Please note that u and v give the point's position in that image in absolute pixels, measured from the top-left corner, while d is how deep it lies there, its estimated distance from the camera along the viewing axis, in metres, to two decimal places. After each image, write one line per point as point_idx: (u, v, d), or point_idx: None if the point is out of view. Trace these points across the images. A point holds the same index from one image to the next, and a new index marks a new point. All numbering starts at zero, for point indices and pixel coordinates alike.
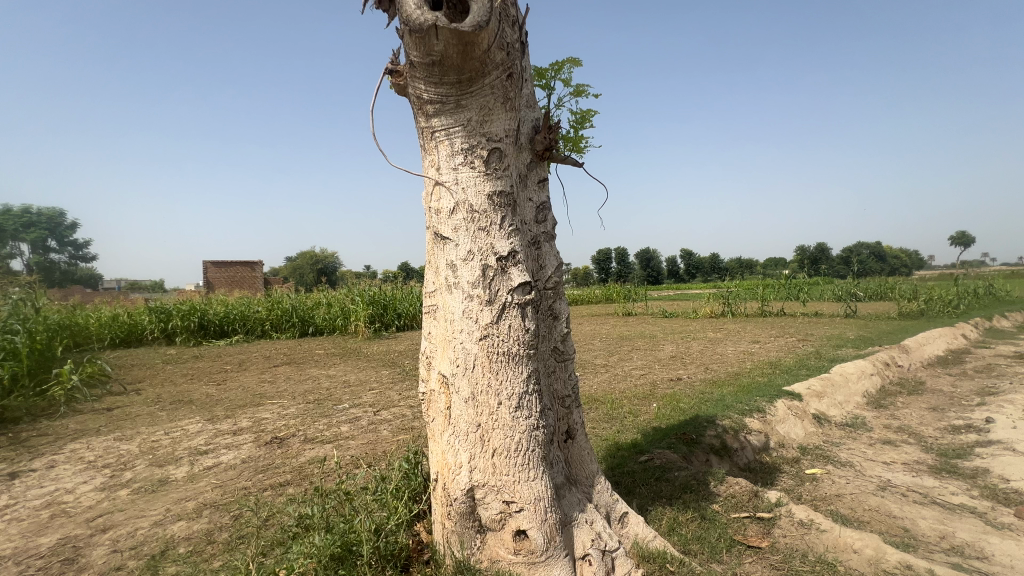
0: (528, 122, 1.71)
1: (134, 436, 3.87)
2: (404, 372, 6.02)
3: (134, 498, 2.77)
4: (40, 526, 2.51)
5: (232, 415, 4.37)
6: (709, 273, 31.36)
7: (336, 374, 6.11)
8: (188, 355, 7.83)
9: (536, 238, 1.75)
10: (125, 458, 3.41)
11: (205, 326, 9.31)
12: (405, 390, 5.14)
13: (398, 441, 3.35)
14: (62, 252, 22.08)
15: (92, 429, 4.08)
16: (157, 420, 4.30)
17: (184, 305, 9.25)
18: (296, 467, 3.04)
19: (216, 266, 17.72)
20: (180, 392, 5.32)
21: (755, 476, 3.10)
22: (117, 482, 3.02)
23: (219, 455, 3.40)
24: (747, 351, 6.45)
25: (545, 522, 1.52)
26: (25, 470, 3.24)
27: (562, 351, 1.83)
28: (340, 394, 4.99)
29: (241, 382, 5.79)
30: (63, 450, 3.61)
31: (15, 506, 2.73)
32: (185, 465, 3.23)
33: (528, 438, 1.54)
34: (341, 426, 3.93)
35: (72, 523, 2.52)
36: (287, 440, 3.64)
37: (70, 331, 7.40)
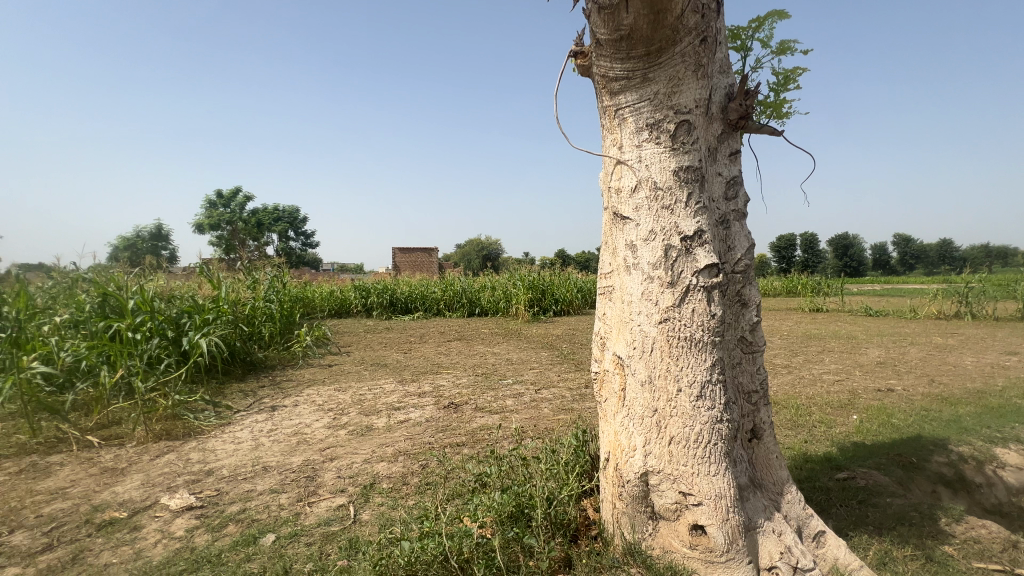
0: (721, 90, 1.57)
1: (348, 389, 4.77)
2: (562, 355, 6.20)
3: (350, 438, 3.43)
4: (291, 447, 3.28)
5: (417, 380, 5.06)
6: (936, 265, 25.01)
7: (501, 351, 6.60)
8: (382, 326, 9.30)
9: (724, 216, 1.61)
10: (343, 405, 4.23)
11: (394, 302, 10.91)
12: (564, 372, 5.28)
13: (559, 420, 3.47)
14: (298, 240, 28.21)
15: (320, 380, 5.15)
16: (363, 377, 5.22)
17: (379, 284, 10.97)
18: (470, 431, 3.39)
19: (403, 251, 20.63)
20: (377, 357, 6.36)
21: (1010, 523, 2.40)
22: (339, 423, 3.76)
23: (408, 412, 3.98)
24: (998, 364, 5.00)
25: (727, 522, 1.43)
26: (281, 404, 4.26)
27: (750, 341, 1.66)
28: (504, 371, 5.37)
29: (423, 353, 6.66)
30: (301, 393, 4.63)
31: (276, 431, 3.62)
32: (384, 417, 3.86)
33: (710, 430, 1.45)
34: (507, 399, 4.24)
35: (311, 449, 3.23)
36: (461, 406, 4.07)
37: (303, 301, 9.41)
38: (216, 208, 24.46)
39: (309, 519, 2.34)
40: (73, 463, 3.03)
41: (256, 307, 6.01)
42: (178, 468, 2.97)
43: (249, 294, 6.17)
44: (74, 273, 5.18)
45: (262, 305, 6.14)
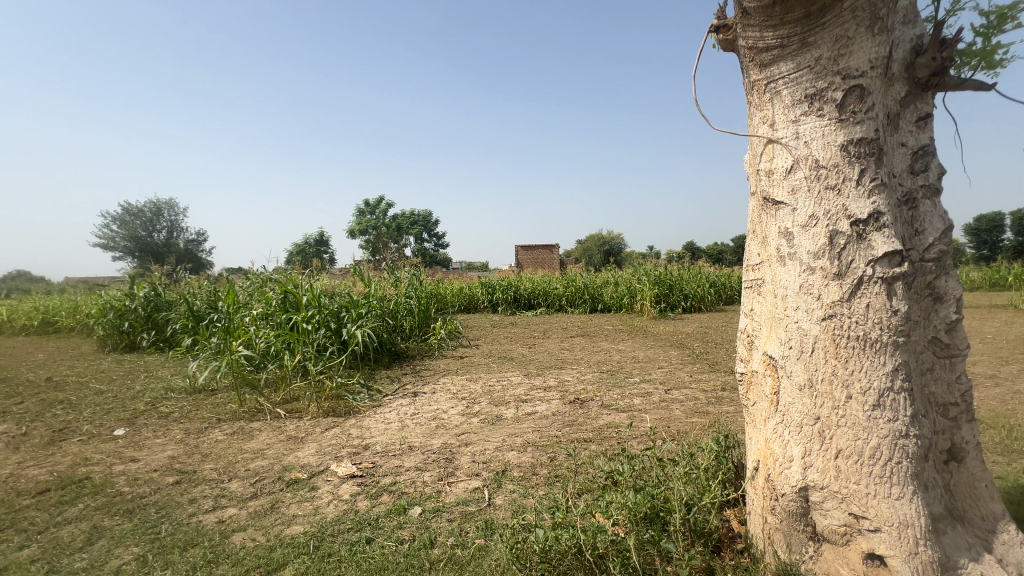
0: (906, 44, 1.34)
1: (479, 379, 5.08)
2: (694, 355, 5.81)
3: (483, 426, 3.64)
4: (431, 430, 3.60)
5: (543, 374, 5.17)
6: None
7: (626, 349, 6.42)
8: (507, 321, 9.70)
9: (910, 194, 1.36)
10: (474, 395, 4.51)
11: (518, 298, 11.29)
12: (697, 372, 4.94)
13: (693, 423, 3.26)
14: (431, 242, 30.72)
15: (453, 370, 5.56)
16: (492, 370, 5.50)
17: (504, 281, 11.44)
18: (597, 428, 3.36)
19: (525, 248, 21.24)
20: (504, 350, 6.65)
21: None
22: (472, 411, 4.02)
23: (535, 405, 4.09)
24: None
25: (915, 556, 1.21)
26: (421, 391, 4.70)
27: (946, 344, 1.38)
28: (631, 369, 5.22)
29: (547, 347, 6.78)
30: (438, 382, 5.04)
31: (418, 415, 4.00)
32: (513, 408, 4.03)
33: (892, 446, 1.24)
34: (634, 398, 4.11)
35: (448, 434, 3.51)
36: (587, 402, 4.05)
37: (437, 297, 10.24)
38: (365, 215, 27.84)
39: (449, 497, 2.54)
40: (268, 430, 3.71)
41: (399, 303, 6.69)
42: (343, 440, 3.45)
43: (393, 291, 6.90)
44: (265, 275, 6.32)
45: (403, 301, 6.82)
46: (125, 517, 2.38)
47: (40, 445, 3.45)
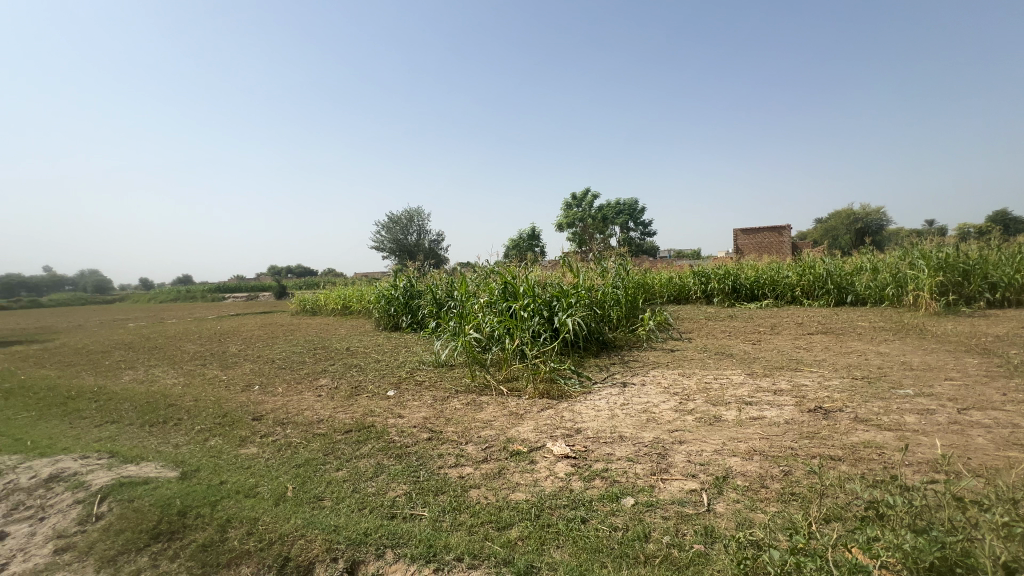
0: None
1: (693, 375, 4.74)
2: (1010, 366, 4.23)
3: (698, 425, 3.39)
4: (642, 423, 3.53)
5: (771, 375, 4.51)
6: None
7: (892, 352, 5.10)
8: (724, 314, 8.80)
9: None
10: (688, 391, 4.23)
11: (738, 289, 10.13)
12: (1014, 389, 3.59)
13: (1009, 459, 2.38)
14: (638, 231, 30.08)
15: (664, 363, 5.33)
16: (708, 366, 5.06)
17: (720, 270, 10.41)
18: (849, 446, 2.76)
19: (747, 233, 18.92)
20: (722, 346, 6.05)
21: None
22: (685, 408, 3.78)
23: (762, 409, 3.60)
24: None
25: None
26: (631, 382, 4.65)
27: None
28: (899, 377, 4.12)
29: (776, 345, 5.90)
30: (647, 374, 4.91)
31: (628, 405, 3.97)
32: (734, 410, 3.63)
33: None
34: (906, 414, 3.23)
35: (660, 429, 3.38)
36: (833, 414, 3.37)
37: (645, 287, 9.94)
38: (573, 208, 29.05)
39: (664, 494, 2.44)
40: (494, 404, 4.21)
41: (607, 293, 6.72)
42: (557, 421, 3.68)
43: (601, 281, 6.95)
44: (489, 267, 7.17)
45: (611, 291, 6.80)
46: (397, 460, 3.04)
47: (345, 397, 4.67)
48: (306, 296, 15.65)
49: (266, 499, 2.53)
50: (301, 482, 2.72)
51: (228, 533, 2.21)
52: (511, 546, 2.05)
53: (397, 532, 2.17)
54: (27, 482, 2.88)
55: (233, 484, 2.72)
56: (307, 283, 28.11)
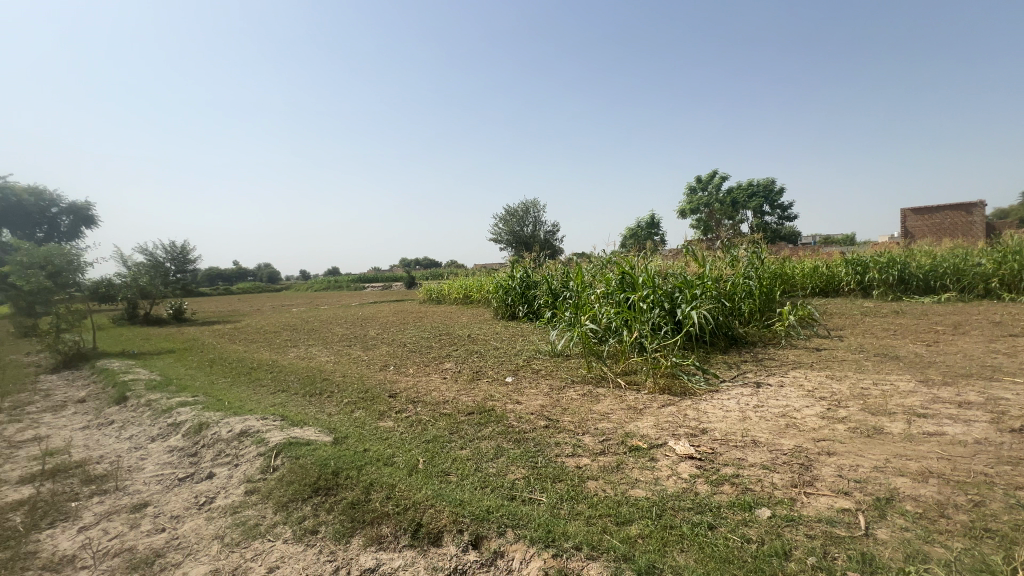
0: None
1: (844, 379, 4.12)
2: None
3: (853, 436, 2.93)
4: (780, 429, 3.16)
5: (954, 384, 3.72)
6: None
7: None
8: (886, 309, 7.49)
9: None
10: (839, 396, 3.68)
11: (907, 279, 8.53)
12: None
13: None
14: (775, 215, 26.98)
15: (807, 363, 4.71)
16: (865, 369, 4.36)
17: (883, 257, 8.86)
18: None
19: (919, 213, 15.85)
20: (883, 346, 5.15)
21: None
22: (835, 415, 3.30)
23: (941, 424, 2.99)
24: None
25: None
26: (765, 383, 4.20)
27: None
28: None
29: (961, 348, 4.84)
30: (786, 374, 4.39)
31: (762, 408, 3.59)
32: (901, 422, 3.07)
33: None
34: None
35: (803, 436, 3.00)
36: None
37: (783, 278, 8.87)
38: (698, 193, 27.10)
39: (808, 510, 2.17)
40: (611, 397, 4.13)
41: (737, 284, 6.13)
42: (680, 419, 3.48)
43: (730, 271, 6.37)
44: (606, 257, 7.01)
45: (743, 281, 6.19)
46: (516, 444, 3.14)
47: (467, 381, 4.97)
48: (432, 286, 16.93)
49: (401, 469, 2.80)
50: (430, 457, 2.96)
51: (372, 494, 2.50)
52: (631, 543, 1.99)
53: (517, 513, 2.24)
54: (226, 434, 3.58)
55: (374, 452, 3.07)
56: (433, 274, 30.33)
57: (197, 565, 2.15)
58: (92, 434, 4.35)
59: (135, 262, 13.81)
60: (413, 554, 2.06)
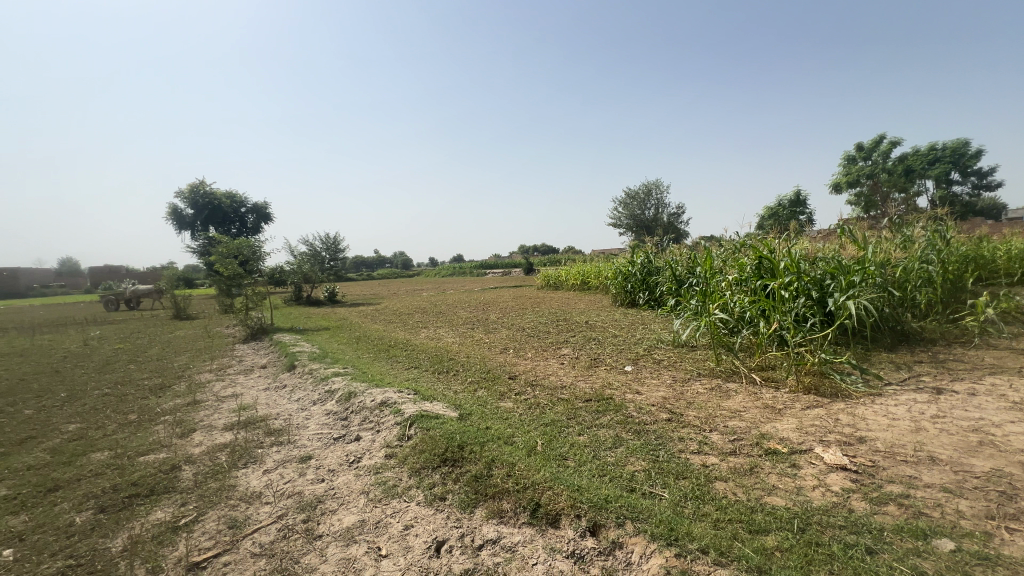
0: None
1: None
2: None
3: None
4: (970, 446, 2.58)
5: None
6: None
7: None
8: None
9: None
10: None
11: None
12: None
13: None
14: (967, 184, 22.01)
15: (1012, 369, 3.77)
16: None
17: None
18: None
19: None
20: None
21: None
22: None
23: None
24: None
25: None
26: (949, 389, 3.46)
27: None
28: None
29: None
30: (980, 381, 3.56)
31: (944, 419, 2.97)
32: None
33: None
34: None
35: (1005, 459, 2.41)
36: None
37: (978, 261, 7.19)
38: (857, 163, 23.27)
39: (1009, 550, 1.75)
40: (743, 393, 3.77)
41: (912, 268, 5.10)
42: (830, 424, 3.04)
43: (902, 253, 5.33)
44: (739, 240, 6.36)
45: (919, 266, 5.14)
46: (636, 435, 3.04)
47: (585, 367, 4.94)
48: (550, 271, 17.09)
49: (521, 449, 2.89)
50: (548, 440, 3.01)
51: (493, 470, 2.63)
52: (766, 555, 1.81)
53: (636, 506, 2.18)
54: (370, 403, 4.05)
55: (496, 431, 3.21)
56: (551, 260, 30.57)
57: (348, 514, 2.48)
58: (272, 394, 5.26)
59: (301, 252, 16.27)
60: (531, 532, 2.12)
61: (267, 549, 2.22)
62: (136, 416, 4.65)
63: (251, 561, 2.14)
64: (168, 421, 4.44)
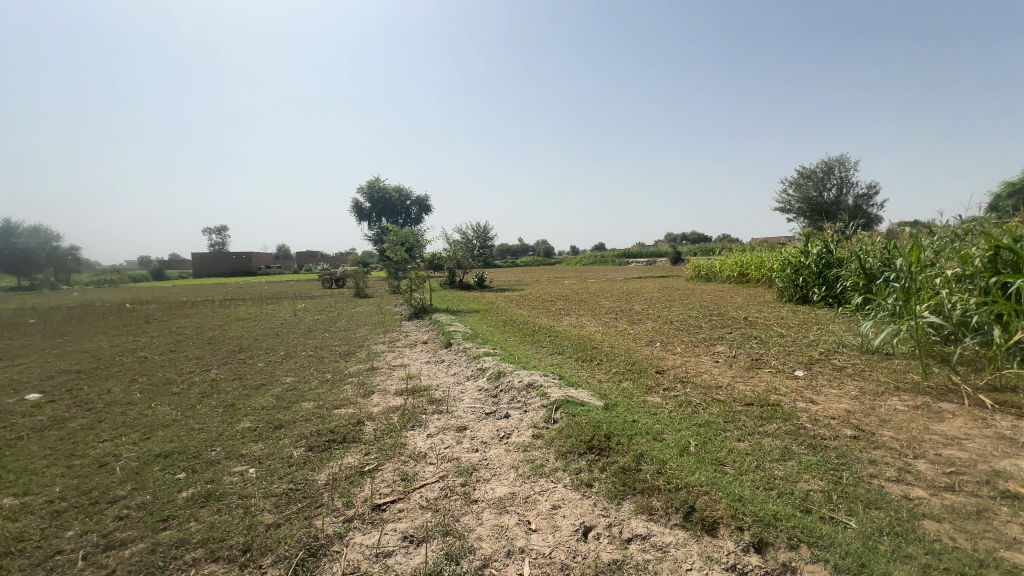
0: None
1: None
2: None
3: None
4: None
5: None
6: None
7: None
8: None
9: None
10: None
11: None
12: None
13: None
14: None
15: None
16: None
17: None
18: None
19: None
20: None
21: None
22: None
23: None
24: None
25: None
26: None
27: None
28: None
29: None
30: None
31: None
32: None
33: None
34: None
35: None
36: None
37: None
38: None
39: None
40: (965, 417, 3.02)
41: None
42: None
43: None
44: (964, 225, 5.05)
45: None
46: (811, 450, 2.66)
47: (745, 368, 4.47)
48: (701, 262, 15.81)
49: (672, 447, 2.76)
50: (703, 442, 2.81)
51: (642, 465, 2.55)
52: None
53: (814, 531, 1.91)
54: (517, 384, 4.25)
55: (643, 425, 3.11)
56: (702, 249, 28.25)
57: (500, 485, 2.64)
58: (433, 367, 5.89)
59: (455, 240, 17.77)
60: (685, 535, 2.00)
61: (432, 504, 2.50)
62: (331, 376, 5.62)
63: (420, 512, 2.43)
64: (354, 383, 5.27)
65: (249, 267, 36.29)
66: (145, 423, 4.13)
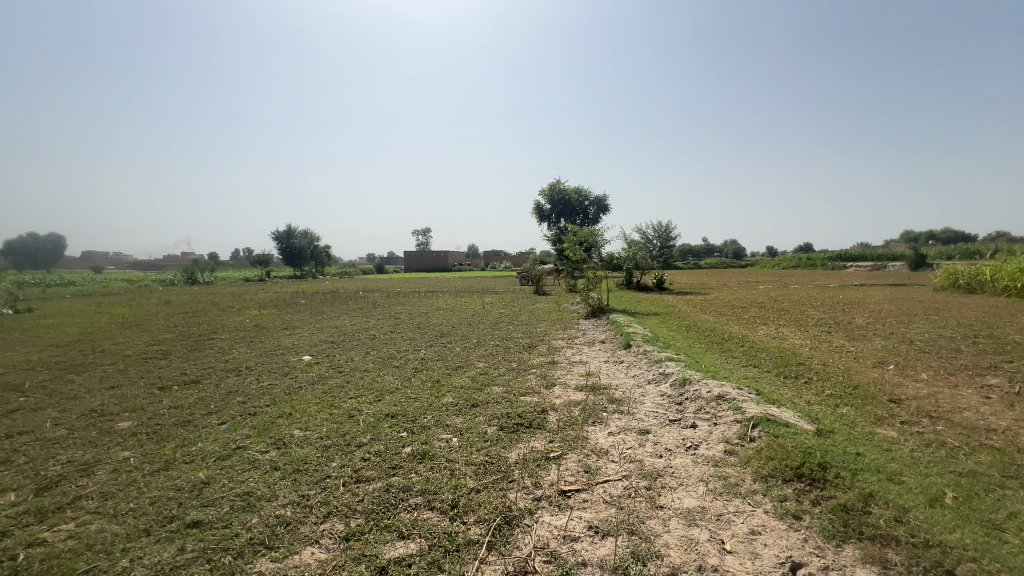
0: None
1: None
2: None
3: None
4: None
5: None
6: None
7: None
8: None
9: None
10: None
11: None
12: None
13: None
14: None
15: None
16: None
17: None
18: None
19: None
20: None
21: None
22: None
23: None
24: None
25: None
26: None
27: None
28: None
29: None
30: None
31: None
32: None
33: None
34: None
35: None
36: None
37: None
38: None
39: None
40: None
41: None
42: None
43: None
44: None
45: None
46: None
47: None
48: (959, 268, 12.28)
49: (916, 493, 2.23)
50: (964, 495, 2.21)
51: (872, 508, 2.14)
52: None
53: None
54: (705, 393, 3.96)
55: (872, 461, 2.58)
56: (962, 252, 21.82)
57: (688, 496, 2.52)
58: (612, 367, 5.89)
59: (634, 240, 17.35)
60: None
61: (615, 501, 2.53)
62: (516, 365, 6.10)
63: (604, 506, 2.48)
64: (536, 374, 5.61)
65: (446, 264, 41.53)
66: (377, 387, 5.11)
